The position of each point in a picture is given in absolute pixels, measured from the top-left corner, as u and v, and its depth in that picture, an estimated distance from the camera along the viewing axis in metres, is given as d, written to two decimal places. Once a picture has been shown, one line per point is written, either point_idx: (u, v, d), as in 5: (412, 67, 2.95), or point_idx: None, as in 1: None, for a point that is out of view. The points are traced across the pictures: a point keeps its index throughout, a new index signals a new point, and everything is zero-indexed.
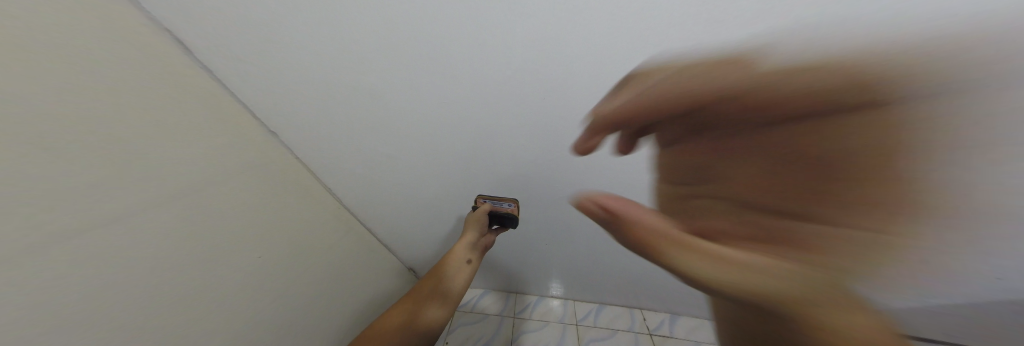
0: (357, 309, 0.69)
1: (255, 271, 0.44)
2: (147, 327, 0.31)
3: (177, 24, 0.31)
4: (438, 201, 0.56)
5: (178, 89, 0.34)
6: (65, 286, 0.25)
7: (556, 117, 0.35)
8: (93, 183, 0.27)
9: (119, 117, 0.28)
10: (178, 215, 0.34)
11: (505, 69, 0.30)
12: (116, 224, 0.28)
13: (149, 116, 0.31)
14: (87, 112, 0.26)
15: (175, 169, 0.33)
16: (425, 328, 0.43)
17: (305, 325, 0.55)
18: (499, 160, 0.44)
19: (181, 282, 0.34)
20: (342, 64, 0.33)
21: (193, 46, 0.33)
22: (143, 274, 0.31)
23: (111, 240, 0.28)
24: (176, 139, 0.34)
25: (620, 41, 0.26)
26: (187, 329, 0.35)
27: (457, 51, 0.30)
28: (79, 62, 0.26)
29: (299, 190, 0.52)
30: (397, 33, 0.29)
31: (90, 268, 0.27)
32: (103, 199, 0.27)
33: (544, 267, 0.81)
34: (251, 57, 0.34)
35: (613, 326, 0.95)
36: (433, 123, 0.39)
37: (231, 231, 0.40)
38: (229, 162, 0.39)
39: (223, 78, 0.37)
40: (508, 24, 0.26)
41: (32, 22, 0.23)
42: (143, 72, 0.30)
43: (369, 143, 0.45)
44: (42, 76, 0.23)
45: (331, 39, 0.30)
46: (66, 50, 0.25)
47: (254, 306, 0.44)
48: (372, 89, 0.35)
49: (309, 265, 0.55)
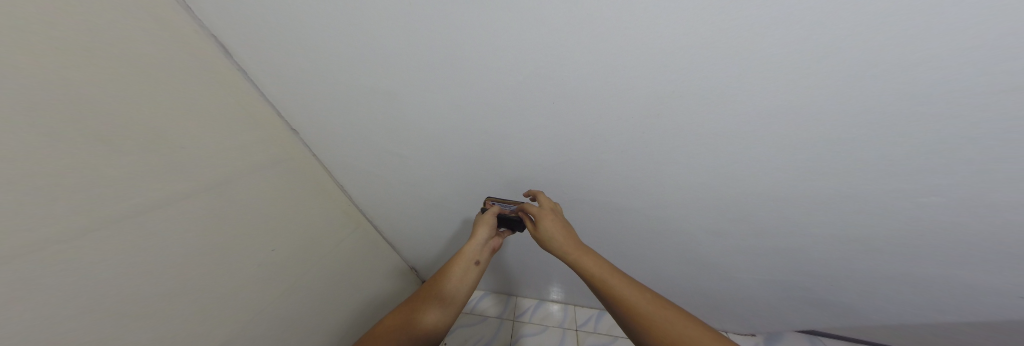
0: (362, 305, 0.70)
1: (269, 264, 0.45)
2: (170, 314, 0.32)
3: (215, 24, 0.33)
4: (446, 201, 0.57)
5: (213, 87, 0.35)
6: (101, 271, 0.26)
7: (567, 122, 0.36)
8: (127, 174, 0.28)
9: (158, 111, 0.30)
10: (203, 207, 0.35)
11: (520, 74, 0.31)
12: (149, 213, 0.30)
13: (185, 111, 0.33)
14: (128, 106, 0.27)
15: (205, 162, 0.35)
16: (428, 331, 0.43)
17: (313, 319, 0.56)
18: (508, 163, 0.45)
19: (203, 271, 0.36)
20: (366, 66, 0.34)
21: (228, 45, 0.35)
22: (168, 264, 0.32)
23: (143, 229, 0.29)
24: (208, 134, 0.35)
25: (632, 51, 0.27)
26: (203, 319, 0.36)
27: (475, 57, 0.31)
28: (128, 60, 0.27)
29: (313, 186, 0.54)
30: (418, 39, 0.30)
31: (120, 257, 0.28)
32: (138, 189, 0.29)
33: (547, 271, 0.82)
34: (279, 58, 0.36)
35: (613, 333, 0.95)
36: (447, 125, 0.40)
37: (249, 225, 0.41)
38: (252, 157, 0.41)
39: (252, 76, 0.39)
40: (524, 32, 0.27)
41: (94, 22, 0.24)
42: (184, 69, 0.32)
43: (382, 143, 0.46)
44: (96, 73, 0.25)
45: (356, 42, 0.32)
46: (119, 49, 0.26)
47: (267, 298, 0.45)
48: (390, 91, 0.37)
49: (319, 261, 0.57)
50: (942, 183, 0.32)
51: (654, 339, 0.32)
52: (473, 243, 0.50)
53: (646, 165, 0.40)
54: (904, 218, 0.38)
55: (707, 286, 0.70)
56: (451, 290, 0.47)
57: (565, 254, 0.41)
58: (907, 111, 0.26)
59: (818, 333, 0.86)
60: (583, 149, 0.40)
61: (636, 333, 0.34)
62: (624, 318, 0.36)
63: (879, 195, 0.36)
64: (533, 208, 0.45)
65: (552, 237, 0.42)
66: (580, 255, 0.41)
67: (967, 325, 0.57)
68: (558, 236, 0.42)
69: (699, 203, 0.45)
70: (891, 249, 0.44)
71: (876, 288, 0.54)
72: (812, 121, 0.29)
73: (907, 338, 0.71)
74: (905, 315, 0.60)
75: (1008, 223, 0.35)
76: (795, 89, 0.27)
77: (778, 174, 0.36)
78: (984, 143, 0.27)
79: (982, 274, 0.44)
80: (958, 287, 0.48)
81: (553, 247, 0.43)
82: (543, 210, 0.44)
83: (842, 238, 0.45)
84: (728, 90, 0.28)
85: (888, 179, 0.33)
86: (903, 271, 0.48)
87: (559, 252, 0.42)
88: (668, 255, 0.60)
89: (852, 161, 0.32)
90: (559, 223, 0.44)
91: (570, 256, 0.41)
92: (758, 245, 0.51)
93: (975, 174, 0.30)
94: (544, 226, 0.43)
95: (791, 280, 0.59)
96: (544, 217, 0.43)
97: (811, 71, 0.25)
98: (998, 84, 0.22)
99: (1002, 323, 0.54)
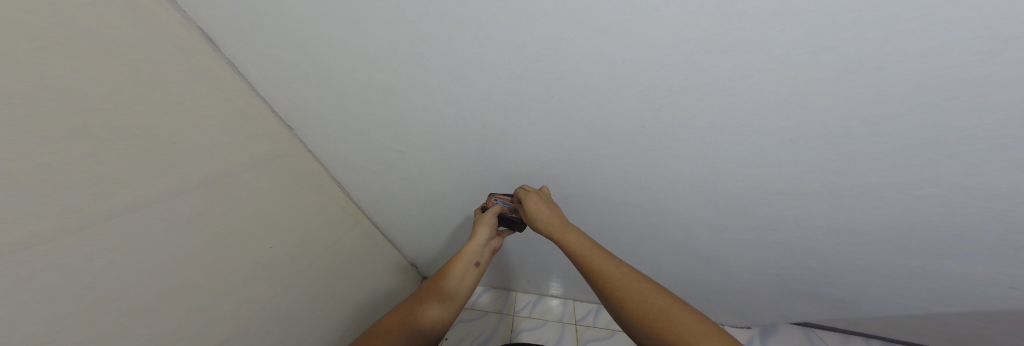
0: (361, 301, 0.70)
1: (267, 261, 0.45)
2: (163, 312, 0.32)
3: (207, 19, 0.32)
4: (444, 197, 0.57)
5: (202, 81, 0.34)
6: (94, 269, 0.26)
7: (566, 116, 0.35)
8: (115, 171, 0.27)
9: (154, 107, 0.30)
10: (199, 205, 0.35)
11: (517, 68, 0.31)
12: (144, 211, 0.29)
13: (180, 107, 0.32)
14: (120, 102, 0.27)
15: (201, 159, 0.34)
16: (431, 329, 0.43)
17: (312, 316, 0.56)
18: (507, 158, 0.45)
19: (200, 269, 0.35)
20: (361, 61, 0.34)
21: (221, 40, 0.34)
22: (162, 263, 0.31)
23: (138, 225, 0.29)
24: (204, 130, 0.35)
25: (632, 43, 0.26)
26: (197, 317, 0.35)
27: (471, 50, 0.30)
28: (123, 55, 0.27)
29: (311, 182, 0.54)
30: (414, 32, 0.29)
31: (114, 254, 0.27)
32: (131, 186, 0.28)
33: (546, 267, 0.82)
34: (273, 56, 0.35)
35: (612, 327, 0.96)
36: (445, 120, 0.40)
37: (246, 222, 0.41)
38: (248, 154, 0.40)
39: (245, 72, 0.38)
40: (522, 25, 0.27)
41: (90, 18, 0.24)
42: (180, 65, 0.32)
43: (378, 139, 0.45)
44: (90, 67, 0.24)
45: (349, 37, 0.31)
46: (114, 46, 0.26)
47: (264, 295, 0.45)
48: (386, 87, 0.36)
49: (318, 257, 0.57)
50: (940, 176, 0.32)
51: (625, 310, 0.33)
52: (473, 243, 0.50)
53: (645, 159, 0.40)
54: (900, 212, 0.39)
55: (705, 280, 0.70)
56: (453, 289, 0.47)
57: (549, 232, 0.42)
58: (919, 103, 0.25)
59: (813, 325, 0.87)
60: (582, 144, 0.39)
61: (612, 306, 0.35)
62: (602, 292, 0.36)
63: (878, 188, 0.36)
64: (523, 190, 0.46)
65: (537, 215, 0.43)
66: (563, 232, 0.41)
67: (960, 316, 0.58)
68: (543, 215, 0.42)
69: (698, 198, 0.45)
70: (889, 242, 0.44)
71: (871, 281, 0.55)
72: (814, 114, 0.29)
73: (902, 329, 0.72)
74: (898, 306, 0.61)
75: (1010, 216, 0.34)
76: (803, 79, 0.26)
77: (777, 167, 0.36)
78: (990, 136, 0.26)
79: (980, 266, 0.44)
80: (953, 280, 0.48)
81: (538, 226, 0.43)
82: (529, 192, 0.45)
83: (840, 231, 0.45)
84: (727, 83, 0.28)
85: (890, 171, 0.33)
86: (900, 263, 0.48)
87: (544, 231, 0.43)
88: (666, 248, 0.61)
89: (853, 153, 0.32)
90: (546, 203, 0.44)
91: (554, 233, 0.41)
92: (756, 238, 0.51)
93: (978, 167, 0.30)
94: (531, 206, 0.44)
95: (788, 274, 0.59)
96: (529, 198, 0.44)
97: (818, 62, 0.24)
98: (1014, 74, 0.21)
99: (993, 314, 0.54)
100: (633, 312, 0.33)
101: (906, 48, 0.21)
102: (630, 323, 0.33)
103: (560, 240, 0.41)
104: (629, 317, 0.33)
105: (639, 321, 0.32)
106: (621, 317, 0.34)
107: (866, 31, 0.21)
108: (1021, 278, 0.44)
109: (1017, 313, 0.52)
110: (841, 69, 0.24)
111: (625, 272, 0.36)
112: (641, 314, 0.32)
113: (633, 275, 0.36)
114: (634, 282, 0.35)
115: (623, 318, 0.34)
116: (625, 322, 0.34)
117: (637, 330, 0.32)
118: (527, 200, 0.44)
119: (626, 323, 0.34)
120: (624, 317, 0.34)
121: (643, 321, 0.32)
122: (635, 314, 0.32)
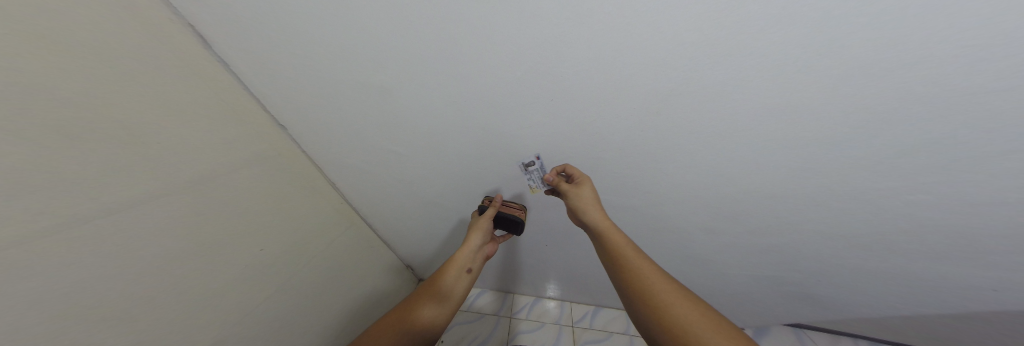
0: (355, 304, 0.69)
1: (259, 264, 0.44)
2: (146, 319, 0.30)
3: (197, 16, 0.31)
4: (441, 199, 0.56)
5: (191, 79, 0.33)
6: (70, 274, 0.25)
7: (564, 118, 0.35)
8: (96, 171, 0.26)
9: (137, 104, 0.28)
10: (185, 206, 0.33)
11: (517, 70, 0.30)
12: (126, 211, 0.28)
13: (165, 103, 0.30)
14: (103, 99, 0.26)
15: (189, 158, 0.33)
16: (425, 329, 0.42)
17: (304, 320, 0.55)
18: (506, 160, 0.45)
19: (188, 273, 0.34)
20: (356, 62, 0.33)
21: (213, 37, 0.33)
22: (145, 268, 0.30)
23: (121, 227, 0.28)
24: (190, 127, 0.33)
25: (632, 46, 0.26)
26: (186, 323, 0.34)
27: (469, 51, 0.30)
28: (106, 51, 0.25)
29: (306, 183, 0.52)
30: (413, 30, 0.28)
31: (93, 258, 0.26)
32: (112, 187, 0.27)
33: (543, 269, 0.82)
34: (267, 55, 0.34)
35: (608, 329, 0.96)
36: (443, 121, 0.39)
37: (236, 223, 0.40)
38: (239, 154, 0.39)
39: (237, 71, 0.37)
40: (521, 26, 0.26)
41: (72, 12, 0.23)
42: (168, 62, 0.30)
43: (374, 139, 0.44)
44: (68, 63, 0.23)
45: (348, 38, 0.30)
46: (100, 43, 0.25)
47: (256, 299, 0.44)
48: (384, 87, 0.35)
49: (311, 260, 0.55)
50: (929, 182, 0.33)
51: (654, 317, 0.35)
52: (466, 248, 0.50)
53: (643, 162, 0.40)
54: (891, 216, 0.39)
55: (700, 282, 0.71)
56: (446, 292, 0.47)
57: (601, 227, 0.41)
58: (916, 109, 0.26)
59: (804, 326, 0.88)
60: (582, 146, 0.39)
61: (650, 309, 0.36)
62: (639, 294, 0.37)
63: (870, 193, 0.36)
64: (576, 172, 0.43)
65: (592, 208, 0.42)
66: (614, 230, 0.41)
67: (945, 317, 0.59)
68: (597, 209, 0.42)
69: (694, 201, 0.45)
70: (881, 246, 0.45)
71: (861, 284, 0.56)
72: (810, 120, 0.29)
73: (888, 330, 0.74)
74: (887, 308, 0.62)
75: (994, 221, 0.35)
76: (800, 85, 0.26)
77: (773, 172, 0.37)
78: (978, 143, 0.27)
79: (964, 269, 0.45)
80: (939, 282, 0.50)
81: (589, 219, 0.42)
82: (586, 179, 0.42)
83: (834, 235, 0.45)
84: (725, 88, 0.28)
85: (881, 177, 0.34)
86: (890, 267, 0.49)
87: (593, 225, 0.42)
88: (662, 251, 0.61)
89: (848, 158, 0.32)
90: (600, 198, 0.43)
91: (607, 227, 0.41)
92: (751, 241, 0.52)
93: (968, 172, 0.30)
94: (587, 197, 0.42)
95: (781, 276, 0.60)
96: (587, 187, 0.42)
97: (819, 69, 0.24)
98: (1008, 82, 0.21)
99: (975, 316, 0.56)
100: (663, 320, 0.34)
101: (904, 54, 0.22)
102: (665, 327, 0.34)
103: (610, 237, 0.41)
104: (668, 321, 0.34)
105: (666, 327, 0.34)
106: (646, 323, 0.36)
107: (867, 36, 0.21)
108: (1005, 281, 0.45)
109: (998, 316, 0.54)
110: (840, 75, 0.24)
111: (655, 270, 0.39)
112: (684, 319, 0.33)
113: (662, 272, 0.39)
114: (663, 276, 0.39)
115: (649, 324, 0.35)
116: (648, 327, 0.35)
117: (660, 338, 0.34)
118: (586, 189, 0.41)
119: (657, 328, 0.34)
120: (661, 320, 0.34)
121: (684, 326, 0.33)
122: (676, 318, 0.34)
